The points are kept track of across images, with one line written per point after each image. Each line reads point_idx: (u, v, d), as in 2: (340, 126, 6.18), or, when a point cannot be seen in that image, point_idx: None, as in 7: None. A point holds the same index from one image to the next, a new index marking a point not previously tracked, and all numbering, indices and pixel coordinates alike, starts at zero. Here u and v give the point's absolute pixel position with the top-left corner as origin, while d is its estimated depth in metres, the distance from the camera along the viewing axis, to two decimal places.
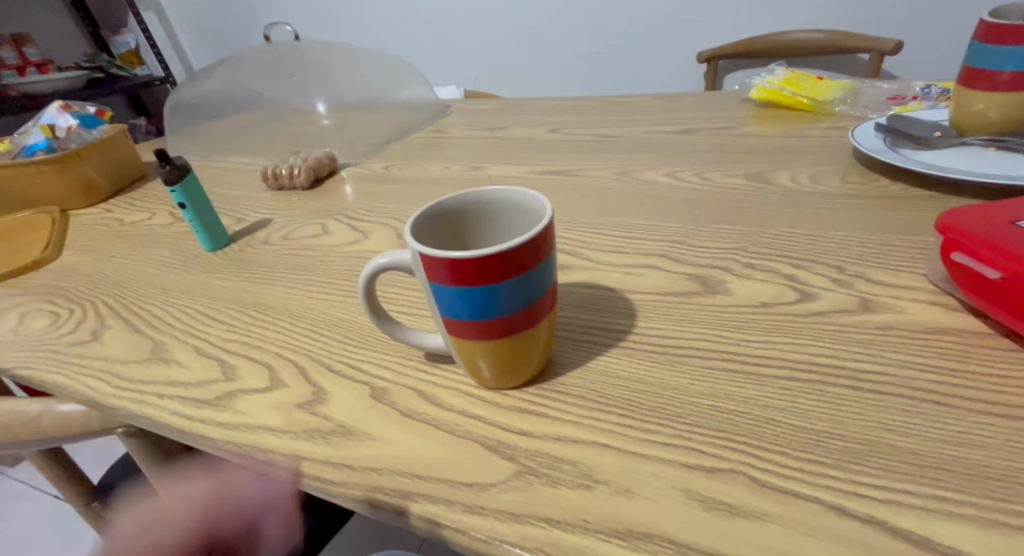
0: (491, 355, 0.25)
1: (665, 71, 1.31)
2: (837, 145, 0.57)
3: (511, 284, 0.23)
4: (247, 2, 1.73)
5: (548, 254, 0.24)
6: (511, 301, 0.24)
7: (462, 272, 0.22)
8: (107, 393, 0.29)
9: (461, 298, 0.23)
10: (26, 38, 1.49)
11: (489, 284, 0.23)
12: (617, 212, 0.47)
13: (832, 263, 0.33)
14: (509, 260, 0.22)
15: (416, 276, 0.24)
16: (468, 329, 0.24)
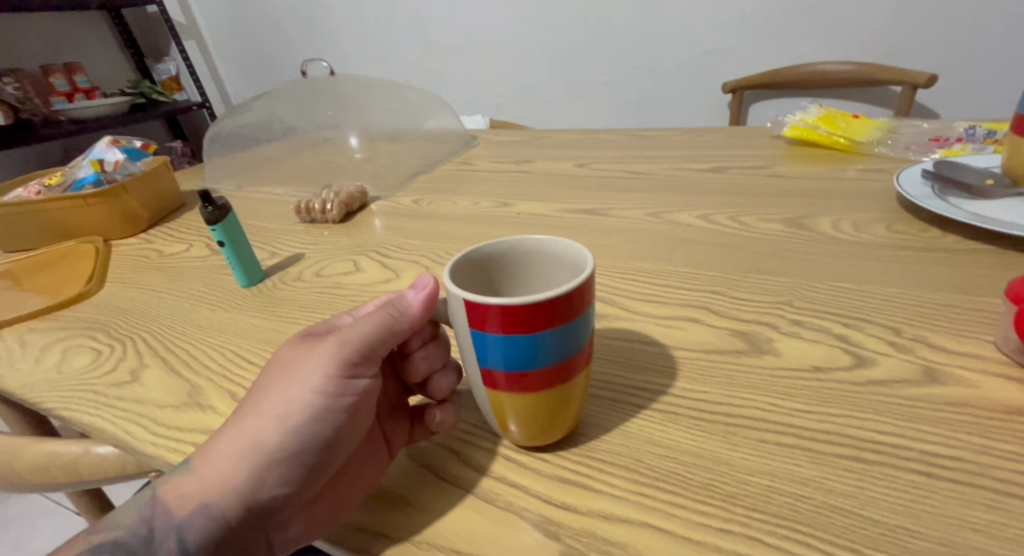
0: (527, 410, 0.24)
1: (687, 101, 1.32)
2: (878, 190, 0.55)
3: (549, 333, 0.22)
4: (283, 32, 1.80)
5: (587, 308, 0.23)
6: (545, 351, 0.23)
7: (495, 319, 0.22)
8: (143, 439, 0.29)
9: (497, 344, 0.23)
10: (77, 66, 1.57)
11: (523, 332, 0.22)
12: (651, 256, 0.46)
13: (886, 325, 0.32)
14: (550, 307, 0.22)
15: (454, 321, 0.24)
16: (502, 378, 0.23)
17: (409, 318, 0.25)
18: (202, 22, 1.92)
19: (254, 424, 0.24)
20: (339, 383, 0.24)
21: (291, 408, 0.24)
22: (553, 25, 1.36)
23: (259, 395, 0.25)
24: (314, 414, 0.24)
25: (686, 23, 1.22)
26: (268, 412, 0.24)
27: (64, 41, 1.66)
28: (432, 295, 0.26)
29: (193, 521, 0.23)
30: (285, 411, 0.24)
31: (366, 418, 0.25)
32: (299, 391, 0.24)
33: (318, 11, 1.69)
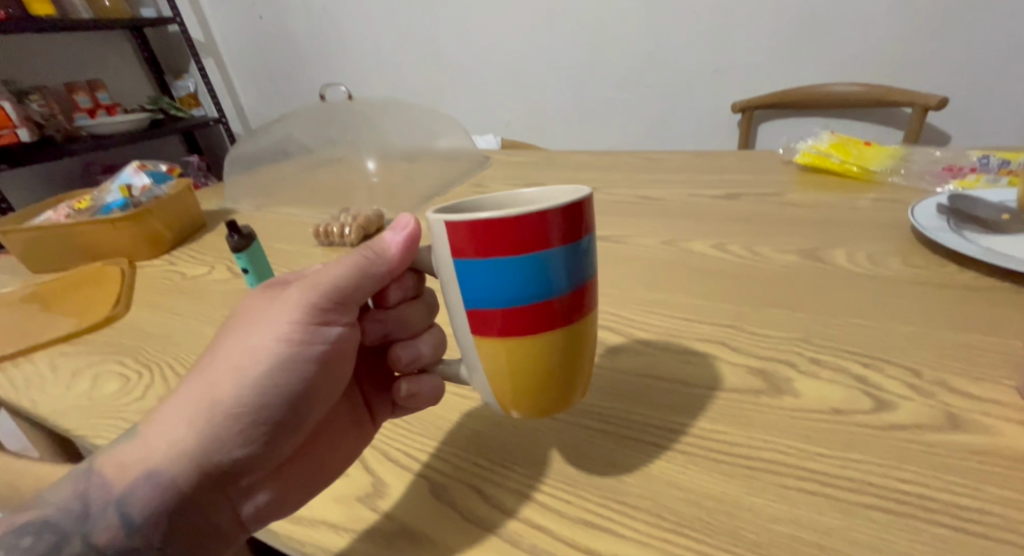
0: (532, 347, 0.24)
1: (696, 119, 1.33)
2: (893, 220, 0.56)
3: (554, 255, 0.23)
4: (300, 50, 1.84)
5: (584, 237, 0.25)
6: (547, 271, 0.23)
7: (499, 229, 0.22)
8: None
9: (502, 273, 0.23)
10: (100, 83, 1.61)
11: (527, 246, 0.22)
12: (666, 287, 0.47)
13: (906, 366, 0.32)
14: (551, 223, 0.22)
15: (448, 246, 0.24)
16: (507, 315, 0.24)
17: (386, 259, 0.29)
18: (220, 40, 1.97)
19: (226, 378, 0.28)
20: (310, 331, 0.28)
21: (265, 359, 0.28)
22: (564, 44, 1.38)
23: (226, 349, 0.29)
24: (287, 361, 0.28)
25: (697, 44, 1.23)
26: (226, 375, 0.28)
27: (88, 59, 1.70)
28: (411, 236, 0.28)
29: (154, 478, 0.27)
30: (243, 375, 0.28)
31: (335, 361, 0.30)
32: (271, 344, 0.28)
33: (333, 29, 1.73)
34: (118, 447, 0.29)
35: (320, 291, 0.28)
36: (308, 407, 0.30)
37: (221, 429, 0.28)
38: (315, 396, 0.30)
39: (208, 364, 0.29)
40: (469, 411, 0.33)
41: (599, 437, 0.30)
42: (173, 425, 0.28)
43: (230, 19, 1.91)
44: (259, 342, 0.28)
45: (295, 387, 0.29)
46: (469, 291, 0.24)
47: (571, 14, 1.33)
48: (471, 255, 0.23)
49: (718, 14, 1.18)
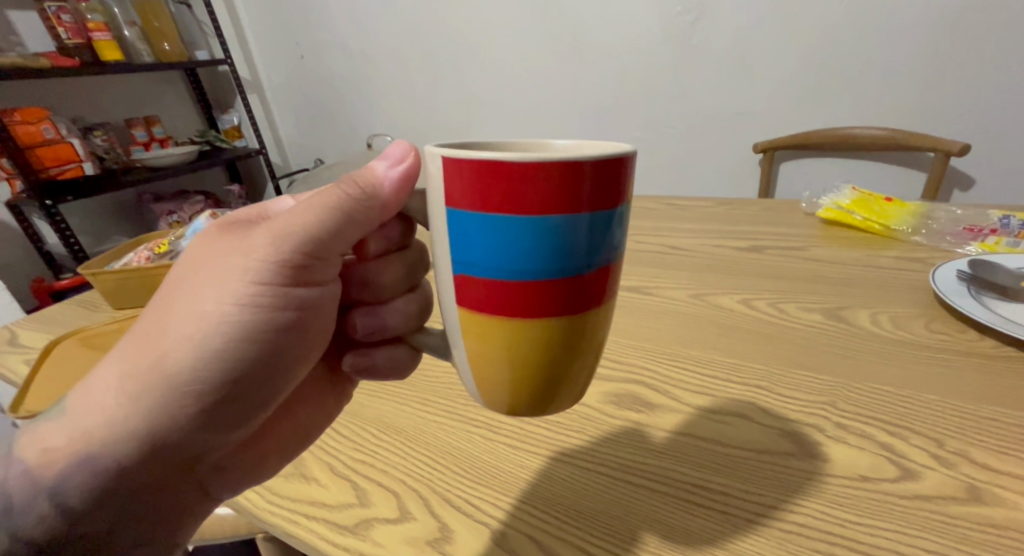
0: (539, 310, 0.26)
1: (718, 158, 1.36)
2: (915, 281, 0.58)
3: (577, 217, 0.24)
4: (338, 87, 1.94)
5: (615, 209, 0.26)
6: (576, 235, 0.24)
7: (541, 181, 0.23)
8: (262, 509, 0.34)
9: (519, 225, 0.24)
10: (156, 119, 1.73)
11: (563, 203, 0.24)
12: (696, 342, 0.49)
13: (928, 435, 0.35)
14: (584, 180, 0.23)
15: (476, 185, 0.24)
16: (520, 273, 0.25)
17: (381, 201, 0.32)
18: (265, 78, 2.10)
19: (180, 348, 0.33)
20: (266, 298, 0.34)
21: (219, 329, 0.34)
22: (588, 85, 1.45)
23: (168, 325, 0.33)
24: (246, 327, 0.34)
25: (717, 88, 1.27)
26: (181, 347, 0.33)
27: (144, 96, 1.82)
28: (408, 168, 0.32)
29: (113, 450, 0.32)
30: (202, 346, 0.33)
31: (295, 324, 0.36)
32: (226, 312, 0.34)
33: (368, 68, 1.83)
34: (43, 427, 0.33)
35: (275, 258, 0.33)
36: (261, 367, 0.36)
37: (171, 399, 0.33)
38: (268, 358, 0.36)
39: (152, 341, 0.33)
40: (529, 465, 0.36)
41: (658, 497, 0.32)
42: (112, 400, 0.32)
43: (274, 58, 2.04)
44: (209, 314, 0.33)
45: (249, 352, 0.35)
46: (487, 243, 0.25)
47: (595, 58, 1.40)
48: (498, 204, 0.24)
49: (739, 61, 1.22)
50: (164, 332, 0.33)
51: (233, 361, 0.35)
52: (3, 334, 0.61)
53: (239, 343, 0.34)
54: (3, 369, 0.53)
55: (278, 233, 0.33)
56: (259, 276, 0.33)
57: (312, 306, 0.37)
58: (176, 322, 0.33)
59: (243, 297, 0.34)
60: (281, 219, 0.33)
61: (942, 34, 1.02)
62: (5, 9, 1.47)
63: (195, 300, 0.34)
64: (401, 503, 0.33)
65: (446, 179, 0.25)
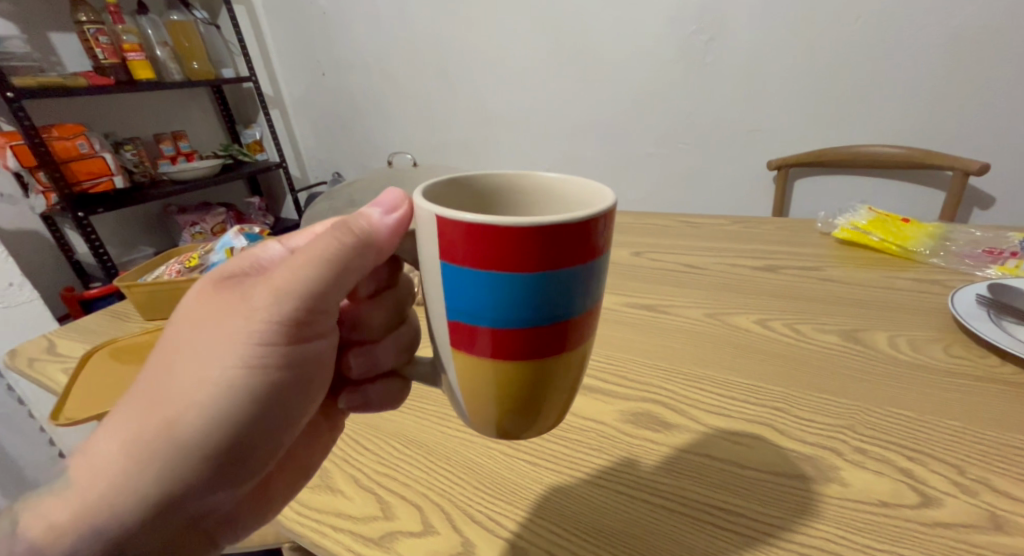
0: (534, 352, 0.27)
1: (731, 175, 1.36)
2: (934, 305, 0.58)
3: (566, 271, 0.25)
4: (356, 103, 1.99)
5: (600, 256, 0.26)
6: (568, 285, 0.26)
7: (533, 241, 0.24)
8: (291, 518, 0.35)
9: (510, 280, 0.25)
10: (182, 135, 1.79)
11: (555, 259, 0.24)
12: (712, 362, 0.49)
13: (949, 463, 0.35)
14: (573, 239, 0.24)
15: (470, 248, 0.24)
16: (512, 321, 0.26)
17: (381, 242, 0.32)
18: (286, 94, 2.16)
19: (186, 416, 0.32)
20: (270, 358, 0.33)
21: (220, 394, 0.32)
22: (603, 101, 1.46)
23: (166, 391, 0.32)
24: (255, 388, 0.33)
25: (730, 106, 1.28)
26: (187, 417, 0.32)
27: (173, 112, 1.89)
28: (403, 218, 0.32)
29: (121, 520, 0.32)
30: (209, 411, 0.32)
31: (297, 380, 0.35)
32: (232, 375, 0.32)
33: (386, 85, 1.88)
34: (42, 503, 0.32)
35: (280, 316, 0.32)
36: (264, 426, 0.35)
37: (174, 465, 0.32)
38: (268, 416, 0.35)
39: (153, 410, 0.32)
40: (549, 482, 0.36)
41: (680, 519, 0.32)
42: (114, 471, 0.31)
43: (296, 75, 2.10)
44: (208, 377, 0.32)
45: (252, 412, 0.34)
46: (485, 298, 0.25)
47: (610, 76, 1.42)
48: (492, 263, 0.24)
49: (750, 81, 1.23)
50: (165, 401, 0.32)
51: (235, 423, 0.34)
52: (41, 342, 0.63)
53: (239, 403, 0.33)
54: (42, 376, 0.56)
55: (278, 288, 0.32)
56: (259, 335, 0.32)
57: (315, 358, 0.36)
58: (179, 389, 0.32)
59: (244, 358, 0.32)
60: (280, 274, 0.32)
61: (955, 57, 1.02)
62: (46, 31, 1.54)
63: (197, 364, 0.32)
64: (424, 517, 0.34)
65: (438, 235, 0.25)
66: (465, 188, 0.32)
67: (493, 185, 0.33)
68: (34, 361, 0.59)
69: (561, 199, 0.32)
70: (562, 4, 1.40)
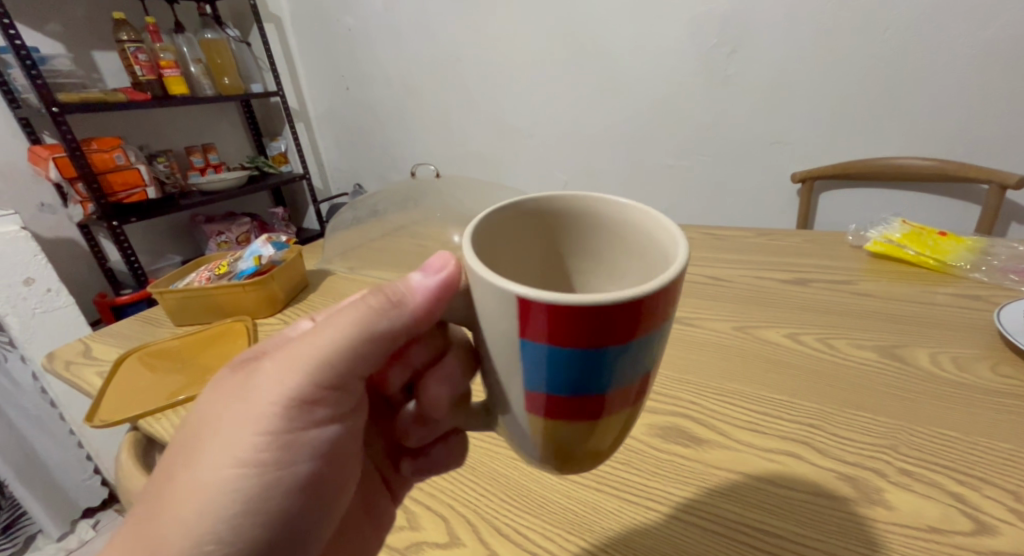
0: (590, 415, 0.25)
1: (752, 186, 1.34)
2: (977, 321, 0.55)
3: (636, 342, 0.22)
4: (378, 117, 2.03)
5: (669, 319, 0.24)
6: (638, 354, 0.23)
7: (604, 320, 0.21)
8: None
9: (578, 356, 0.22)
10: (212, 147, 1.85)
11: (626, 334, 0.22)
12: (744, 377, 0.48)
13: (1005, 488, 0.33)
14: (651, 312, 0.22)
15: (531, 327, 0.22)
16: (571, 388, 0.24)
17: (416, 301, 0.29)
18: (311, 107, 2.21)
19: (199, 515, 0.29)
20: (288, 438, 0.31)
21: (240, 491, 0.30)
22: (621, 116, 1.47)
23: (181, 488, 0.30)
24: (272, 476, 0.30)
25: (753, 117, 1.27)
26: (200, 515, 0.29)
27: (203, 125, 1.95)
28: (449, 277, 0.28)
29: None
30: (224, 505, 0.30)
31: (319, 464, 0.33)
32: (246, 461, 0.30)
33: (407, 98, 1.91)
34: None
35: (296, 392, 0.30)
36: (290, 525, 0.32)
37: None
38: (287, 510, 0.32)
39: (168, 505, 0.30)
40: (580, 496, 0.36)
41: (717, 539, 0.31)
42: None
43: (321, 88, 2.14)
44: (224, 473, 0.30)
45: (274, 514, 0.31)
46: (542, 369, 0.23)
47: (630, 88, 1.42)
48: (554, 339, 0.22)
49: (771, 92, 1.22)
50: (179, 496, 0.30)
51: (254, 524, 0.30)
52: (77, 346, 0.65)
53: (254, 495, 0.30)
54: (77, 379, 0.57)
55: (293, 365, 0.31)
56: (278, 419, 0.30)
57: (337, 439, 0.33)
58: (191, 481, 0.30)
59: (263, 447, 0.30)
60: (296, 348, 0.31)
61: (989, 68, 0.98)
62: (89, 49, 1.61)
63: (209, 452, 0.30)
64: (450, 528, 0.34)
65: (496, 304, 0.23)
66: (509, 214, 0.30)
67: (536, 210, 0.31)
68: (71, 363, 0.60)
69: (607, 223, 0.31)
70: (582, 19, 1.41)
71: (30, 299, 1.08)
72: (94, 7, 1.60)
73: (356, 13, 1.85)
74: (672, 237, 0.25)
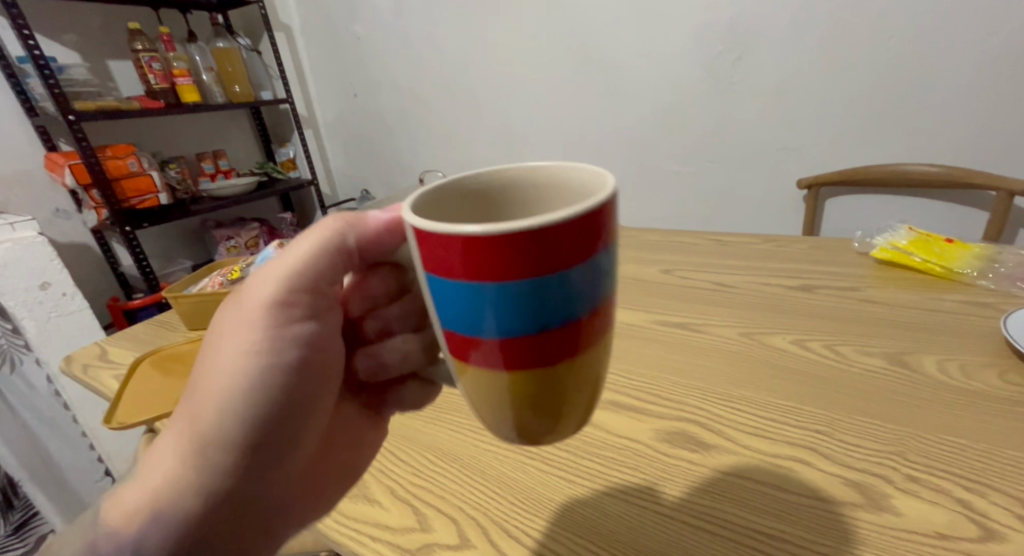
0: (546, 359, 0.25)
1: (758, 193, 1.35)
2: (985, 328, 0.55)
3: (584, 265, 0.23)
4: (385, 123, 2.05)
5: (613, 243, 0.25)
6: (582, 287, 0.24)
7: (541, 245, 0.21)
8: (332, 526, 0.37)
9: (527, 289, 0.23)
10: (222, 153, 1.87)
11: (564, 263, 0.22)
12: (749, 382, 0.48)
13: (1012, 495, 0.33)
14: (586, 236, 0.22)
15: (471, 263, 0.22)
16: (528, 329, 0.24)
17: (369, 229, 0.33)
18: (320, 114, 2.24)
19: (207, 410, 0.31)
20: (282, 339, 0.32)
21: (239, 388, 0.32)
22: (627, 123, 1.48)
23: (194, 386, 0.33)
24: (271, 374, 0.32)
25: (760, 124, 1.27)
26: (209, 408, 0.31)
27: (214, 132, 1.98)
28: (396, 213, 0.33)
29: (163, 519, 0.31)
30: (229, 402, 0.31)
31: (313, 367, 0.35)
32: (245, 361, 0.32)
33: (414, 104, 1.93)
34: (117, 495, 0.33)
35: (283, 297, 0.33)
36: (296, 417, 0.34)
37: (211, 460, 0.32)
38: (292, 405, 0.34)
39: (186, 401, 0.33)
40: (589, 501, 0.36)
41: (727, 545, 0.31)
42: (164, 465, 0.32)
43: (329, 95, 2.17)
44: (226, 372, 0.32)
45: (279, 406, 0.33)
46: (490, 312, 0.23)
47: (636, 95, 1.43)
48: (495, 275, 0.22)
49: (779, 99, 1.22)
50: (192, 394, 0.32)
51: (260, 416, 0.32)
52: (93, 349, 0.66)
53: (257, 393, 0.32)
54: (94, 382, 0.58)
55: (277, 273, 0.33)
56: (269, 321, 0.32)
57: (328, 344, 0.36)
58: (201, 380, 0.32)
59: (253, 344, 0.32)
60: (272, 264, 0.34)
61: (998, 75, 0.98)
62: (105, 58, 1.65)
63: (213, 356, 0.33)
64: (460, 530, 0.35)
65: (435, 249, 0.23)
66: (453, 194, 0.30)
67: (478, 188, 0.30)
68: (87, 366, 0.62)
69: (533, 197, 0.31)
70: (589, 28, 1.42)
71: (45, 303, 1.10)
72: (110, 18, 1.64)
73: (365, 21, 1.88)
74: (598, 173, 0.26)
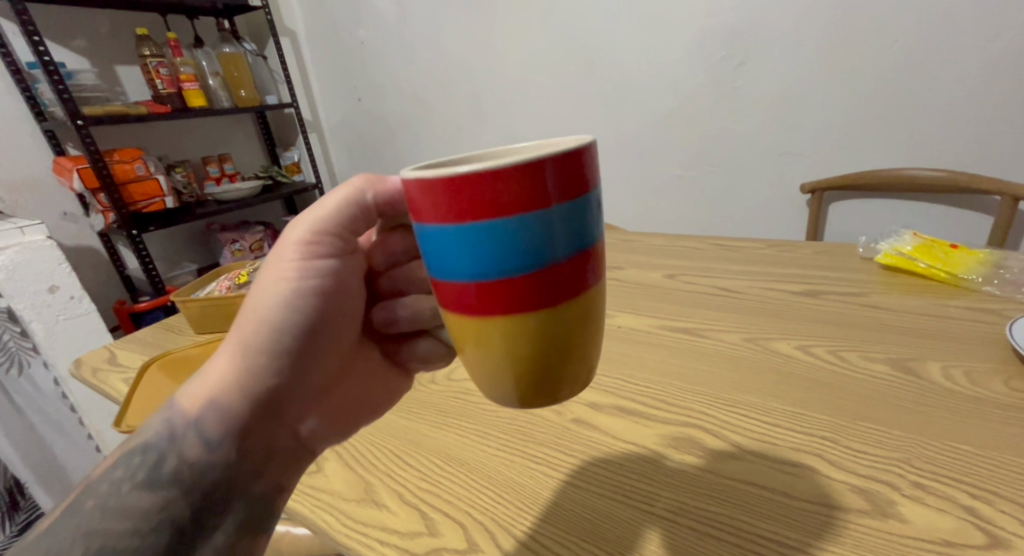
0: (552, 297, 0.26)
1: (762, 198, 1.35)
2: (991, 334, 0.55)
3: (574, 201, 0.25)
4: (389, 127, 2.06)
5: (595, 189, 0.28)
6: (575, 223, 0.26)
7: (536, 178, 0.24)
8: (340, 530, 0.37)
9: (524, 226, 0.24)
10: (228, 157, 1.88)
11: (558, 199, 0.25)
12: (754, 388, 0.49)
13: (1018, 503, 0.33)
14: (573, 174, 0.25)
15: (475, 200, 0.24)
16: (528, 267, 0.25)
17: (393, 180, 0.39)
18: (324, 118, 2.25)
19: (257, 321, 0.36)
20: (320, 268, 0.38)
21: (280, 299, 0.37)
22: (631, 128, 1.48)
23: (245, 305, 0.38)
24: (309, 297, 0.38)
25: (764, 128, 1.27)
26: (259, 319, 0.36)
27: (220, 136, 1.99)
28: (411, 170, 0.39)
29: (217, 413, 0.36)
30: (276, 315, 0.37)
31: (342, 298, 0.40)
32: (290, 283, 0.37)
33: (418, 108, 1.94)
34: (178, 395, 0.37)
35: (320, 235, 0.38)
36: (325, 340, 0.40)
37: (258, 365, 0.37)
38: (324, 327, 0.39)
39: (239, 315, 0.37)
40: (596, 506, 0.36)
41: (718, 543, 0.32)
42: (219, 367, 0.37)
43: (334, 99, 2.18)
44: (273, 292, 0.37)
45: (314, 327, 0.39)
46: (493, 251, 0.25)
47: (641, 100, 1.43)
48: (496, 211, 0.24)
49: (783, 105, 1.23)
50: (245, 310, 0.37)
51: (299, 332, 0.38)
52: (102, 352, 0.66)
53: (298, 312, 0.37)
54: (103, 385, 0.59)
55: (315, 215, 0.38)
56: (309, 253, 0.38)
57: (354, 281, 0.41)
58: (253, 298, 0.37)
59: (295, 269, 0.37)
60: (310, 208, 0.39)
61: (1003, 80, 0.98)
62: (113, 63, 1.66)
63: (262, 280, 0.38)
64: (468, 535, 0.35)
65: (438, 197, 0.25)
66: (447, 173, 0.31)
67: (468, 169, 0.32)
68: (97, 369, 0.62)
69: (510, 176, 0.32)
70: (592, 34, 1.43)
71: (53, 306, 1.11)
72: (118, 24, 1.66)
73: (369, 26, 1.89)
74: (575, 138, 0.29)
